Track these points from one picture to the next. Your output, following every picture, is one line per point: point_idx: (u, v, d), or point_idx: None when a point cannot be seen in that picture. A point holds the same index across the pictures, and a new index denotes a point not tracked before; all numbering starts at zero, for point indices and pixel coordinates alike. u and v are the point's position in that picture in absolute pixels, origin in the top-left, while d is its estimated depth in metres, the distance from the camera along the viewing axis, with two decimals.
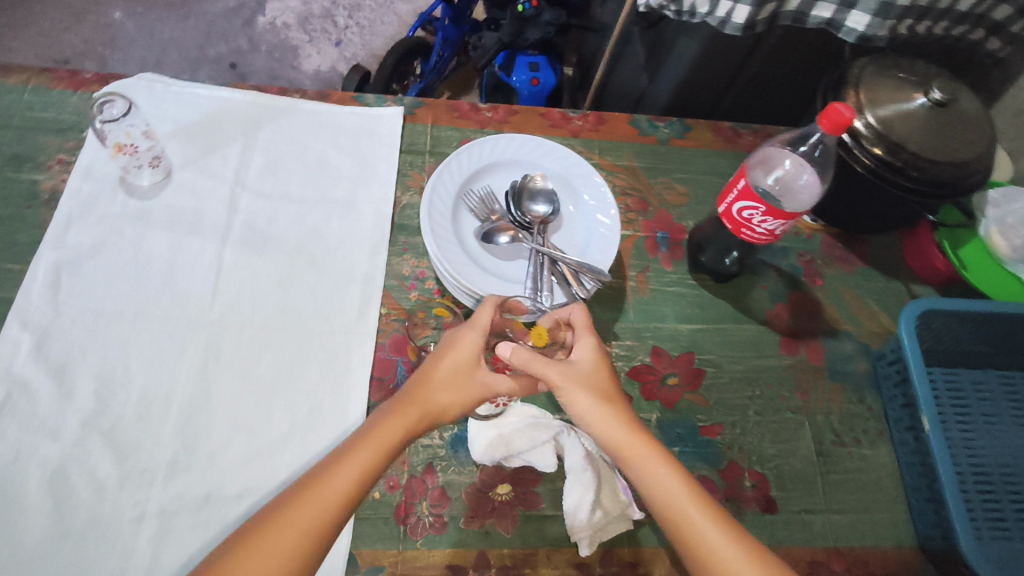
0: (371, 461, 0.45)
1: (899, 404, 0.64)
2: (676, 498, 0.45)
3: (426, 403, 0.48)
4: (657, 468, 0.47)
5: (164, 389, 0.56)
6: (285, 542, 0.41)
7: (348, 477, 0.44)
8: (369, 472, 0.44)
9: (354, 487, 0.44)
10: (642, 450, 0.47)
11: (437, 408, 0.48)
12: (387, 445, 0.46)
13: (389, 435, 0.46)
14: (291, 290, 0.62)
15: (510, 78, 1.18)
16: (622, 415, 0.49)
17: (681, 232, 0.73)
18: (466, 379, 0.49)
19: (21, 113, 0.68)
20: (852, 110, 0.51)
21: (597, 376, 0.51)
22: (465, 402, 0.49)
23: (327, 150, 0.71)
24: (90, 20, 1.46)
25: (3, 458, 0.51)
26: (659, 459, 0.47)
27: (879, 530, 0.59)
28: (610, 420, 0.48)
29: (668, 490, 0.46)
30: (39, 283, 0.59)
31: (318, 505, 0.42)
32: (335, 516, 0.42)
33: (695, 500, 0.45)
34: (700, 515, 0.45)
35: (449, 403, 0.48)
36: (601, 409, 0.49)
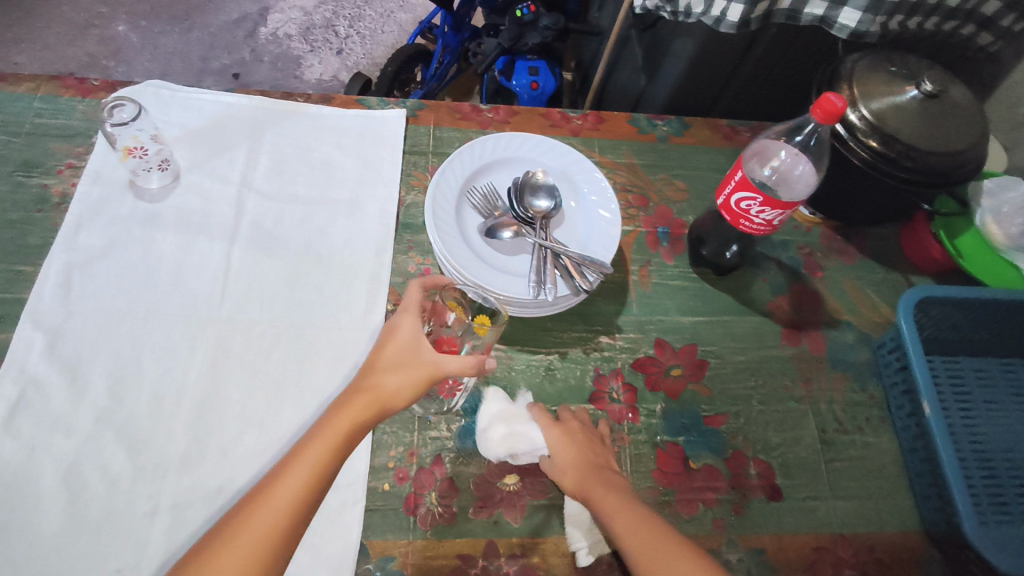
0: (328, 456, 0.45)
1: (900, 392, 0.65)
2: (626, 522, 0.48)
3: (375, 389, 0.48)
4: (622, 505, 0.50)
5: (175, 386, 0.56)
6: (248, 542, 0.42)
7: (300, 475, 0.45)
8: (323, 466, 0.45)
9: (309, 485, 0.44)
10: (595, 483, 0.53)
11: (387, 393, 0.48)
12: (340, 438, 0.46)
13: (340, 429, 0.46)
14: (298, 288, 0.63)
15: (511, 82, 1.21)
16: (581, 457, 0.55)
17: (681, 227, 0.74)
18: (410, 361, 0.49)
19: (32, 120, 0.70)
20: (844, 99, 0.52)
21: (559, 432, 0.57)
22: (411, 383, 0.48)
23: (331, 152, 0.72)
24: (95, 34, 1.48)
25: (17, 454, 0.52)
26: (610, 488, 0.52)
27: (884, 516, 0.60)
28: (570, 461, 0.55)
29: (620, 513, 0.50)
30: (51, 284, 0.60)
31: (274, 507, 0.43)
32: (299, 516, 0.44)
33: (644, 523, 0.48)
34: (646, 537, 0.47)
35: (397, 387, 0.48)
36: (563, 454, 0.55)
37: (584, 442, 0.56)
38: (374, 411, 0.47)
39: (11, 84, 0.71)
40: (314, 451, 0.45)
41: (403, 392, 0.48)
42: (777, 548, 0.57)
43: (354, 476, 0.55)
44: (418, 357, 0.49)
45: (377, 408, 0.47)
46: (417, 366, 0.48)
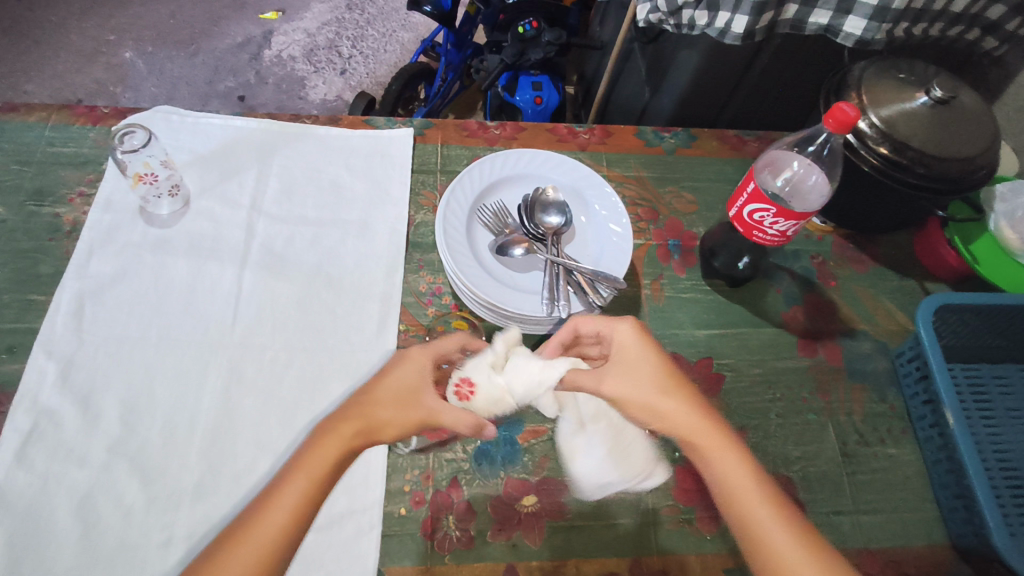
0: (308, 489, 0.44)
1: (922, 402, 0.64)
2: (744, 490, 0.45)
3: (366, 418, 0.47)
4: (729, 459, 0.47)
5: (187, 413, 0.56)
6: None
7: (287, 505, 0.44)
8: (309, 496, 0.44)
9: (293, 517, 0.43)
10: (715, 437, 0.47)
11: (376, 424, 0.47)
12: (322, 470, 0.45)
13: (325, 460, 0.45)
14: (309, 310, 0.63)
15: (514, 98, 1.21)
16: (696, 406, 0.49)
17: (692, 239, 0.74)
18: (410, 400, 0.48)
19: (42, 149, 0.70)
20: (857, 109, 0.52)
21: (639, 377, 0.49)
22: (405, 426, 0.47)
23: (340, 174, 0.72)
24: (102, 61, 1.50)
25: (31, 486, 0.52)
26: (730, 446, 0.47)
27: (910, 530, 0.59)
28: (680, 408, 0.48)
29: (733, 476, 0.46)
30: (64, 313, 0.60)
31: (255, 543, 0.42)
32: (282, 550, 0.43)
33: (760, 490, 0.45)
34: (766, 513, 0.44)
35: (392, 424, 0.47)
36: (662, 399, 0.48)
37: (680, 380, 0.50)
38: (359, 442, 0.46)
39: (22, 114, 0.72)
40: (295, 484, 0.44)
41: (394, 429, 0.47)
42: None
43: (370, 502, 0.54)
44: (419, 398, 0.48)
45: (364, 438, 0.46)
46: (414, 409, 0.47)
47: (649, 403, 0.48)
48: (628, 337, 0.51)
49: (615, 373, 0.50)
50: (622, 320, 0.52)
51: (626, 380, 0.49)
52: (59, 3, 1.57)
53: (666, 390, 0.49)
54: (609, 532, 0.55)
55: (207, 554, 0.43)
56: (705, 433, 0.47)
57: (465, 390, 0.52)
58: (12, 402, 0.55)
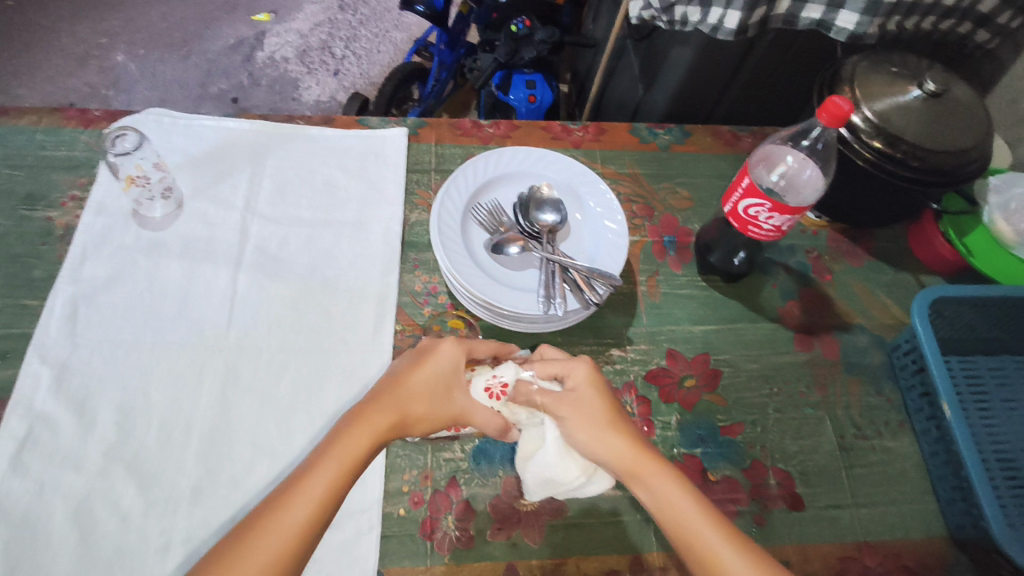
0: (340, 473, 0.45)
1: (918, 394, 0.64)
2: (690, 520, 0.46)
3: (400, 410, 0.48)
4: (671, 489, 0.47)
5: (184, 416, 0.56)
6: (261, 558, 0.41)
7: (317, 491, 0.44)
8: (340, 483, 0.45)
9: (324, 503, 0.44)
10: (653, 469, 0.48)
11: (408, 417, 0.48)
12: (357, 456, 0.46)
13: (359, 448, 0.46)
14: (305, 312, 0.62)
15: (508, 96, 1.20)
16: (634, 440, 0.49)
17: (688, 235, 0.73)
18: (444, 394, 0.49)
19: (33, 153, 0.70)
20: (850, 103, 0.52)
21: (591, 406, 0.49)
22: (439, 421, 0.48)
23: (334, 174, 0.72)
24: (94, 65, 1.49)
25: (27, 492, 0.51)
26: (666, 474, 0.48)
27: (909, 522, 0.59)
28: (625, 445, 0.49)
29: (677, 505, 0.47)
30: (57, 317, 0.59)
31: (285, 525, 0.42)
32: (311, 533, 0.43)
33: (707, 518, 0.46)
34: (714, 535, 0.46)
35: (427, 420, 0.48)
36: (611, 434, 0.49)
37: (620, 416, 0.50)
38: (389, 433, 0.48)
39: (11, 118, 0.71)
40: (326, 469, 0.45)
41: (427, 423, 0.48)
42: (801, 560, 0.56)
43: (368, 503, 0.54)
44: (453, 392, 0.49)
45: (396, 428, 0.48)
46: (449, 403, 0.49)
47: (588, 441, 0.48)
48: (577, 377, 0.51)
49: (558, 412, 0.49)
50: (578, 362, 0.51)
51: (569, 417, 0.49)
52: (49, 6, 1.56)
53: (599, 426, 0.49)
54: (608, 529, 0.55)
55: (236, 532, 0.43)
56: (642, 465, 0.48)
57: (497, 389, 0.49)
58: (6, 408, 0.55)
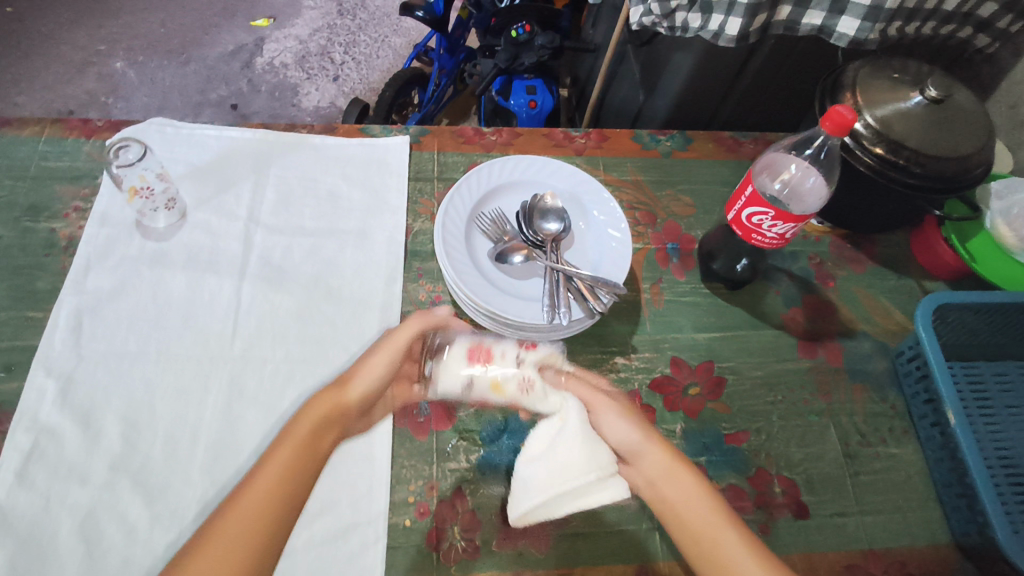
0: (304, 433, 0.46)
1: (922, 401, 0.64)
2: (713, 520, 0.47)
3: (337, 397, 0.49)
4: (701, 494, 0.48)
5: (189, 428, 0.56)
6: (235, 535, 0.40)
7: (273, 470, 0.44)
8: (296, 457, 0.45)
9: (282, 476, 0.44)
10: (685, 474, 0.49)
11: (344, 398, 0.49)
12: (318, 420, 0.48)
13: (320, 410, 0.48)
14: (309, 322, 0.62)
15: (508, 102, 1.20)
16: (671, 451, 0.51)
17: (691, 242, 0.74)
18: (372, 355, 0.52)
19: (36, 164, 0.70)
20: (854, 111, 0.52)
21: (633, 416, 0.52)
22: (370, 373, 0.51)
23: (337, 183, 0.72)
24: (93, 71, 1.49)
25: (33, 506, 0.51)
26: (700, 483, 0.49)
27: (913, 529, 0.59)
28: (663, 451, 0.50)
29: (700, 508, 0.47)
30: (61, 329, 0.59)
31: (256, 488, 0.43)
32: (295, 490, 0.43)
33: (728, 520, 0.47)
34: (733, 539, 0.46)
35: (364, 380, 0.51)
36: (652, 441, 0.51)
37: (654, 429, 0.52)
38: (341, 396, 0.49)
39: (14, 128, 0.71)
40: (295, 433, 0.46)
41: (365, 381, 0.51)
42: (806, 568, 0.56)
43: (374, 513, 0.54)
44: (381, 350, 0.52)
45: (342, 390, 0.50)
46: (381, 359, 0.52)
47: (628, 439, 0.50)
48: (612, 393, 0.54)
49: (603, 412, 0.51)
50: (618, 392, 0.56)
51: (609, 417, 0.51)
52: (48, 13, 1.56)
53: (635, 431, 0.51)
54: (614, 538, 0.55)
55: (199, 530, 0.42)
56: (679, 472, 0.49)
57: (526, 348, 0.50)
58: (11, 421, 0.55)
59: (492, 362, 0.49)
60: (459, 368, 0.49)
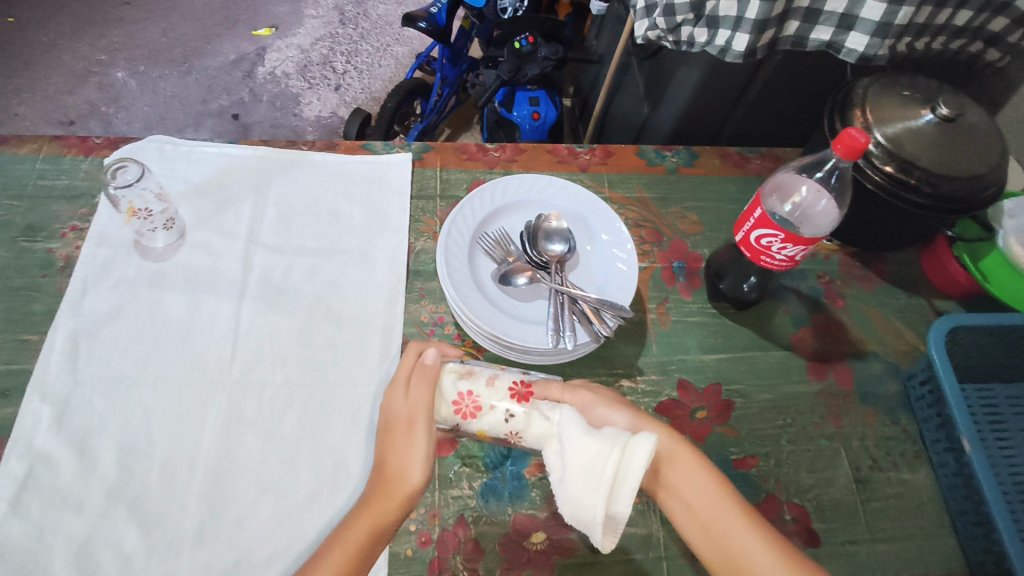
0: (367, 532, 0.45)
1: (935, 425, 0.63)
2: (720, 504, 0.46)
3: (391, 489, 0.46)
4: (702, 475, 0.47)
5: (187, 455, 0.55)
6: None
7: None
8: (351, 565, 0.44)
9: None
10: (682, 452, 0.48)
11: (397, 488, 0.46)
12: (383, 519, 0.46)
13: (383, 508, 0.46)
14: (310, 344, 0.61)
15: (512, 113, 1.19)
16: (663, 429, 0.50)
17: (697, 261, 0.72)
18: (408, 431, 0.48)
19: (33, 182, 0.69)
20: (867, 135, 0.51)
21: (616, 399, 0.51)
22: (418, 454, 0.47)
23: (338, 201, 0.71)
24: (94, 81, 1.48)
25: (27, 536, 0.50)
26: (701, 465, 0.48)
27: (926, 558, 0.58)
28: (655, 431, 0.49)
29: (709, 498, 0.46)
30: (57, 353, 0.58)
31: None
32: None
33: (730, 498, 0.46)
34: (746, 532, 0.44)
35: (407, 465, 0.47)
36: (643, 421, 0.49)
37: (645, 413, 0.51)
38: (396, 488, 0.46)
39: (12, 146, 0.70)
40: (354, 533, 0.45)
41: (413, 464, 0.47)
42: None
43: None
44: (415, 428, 0.47)
45: (394, 481, 0.47)
46: (420, 440, 0.47)
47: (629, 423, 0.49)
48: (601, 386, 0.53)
49: (590, 407, 0.49)
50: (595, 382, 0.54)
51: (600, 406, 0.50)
52: (49, 23, 1.55)
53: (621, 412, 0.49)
54: (620, 568, 0.54)
55: None
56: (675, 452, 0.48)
57: (521, 391, 0.47)
58: (5, 448, 0.54)
59: (479, 415, 0.46)
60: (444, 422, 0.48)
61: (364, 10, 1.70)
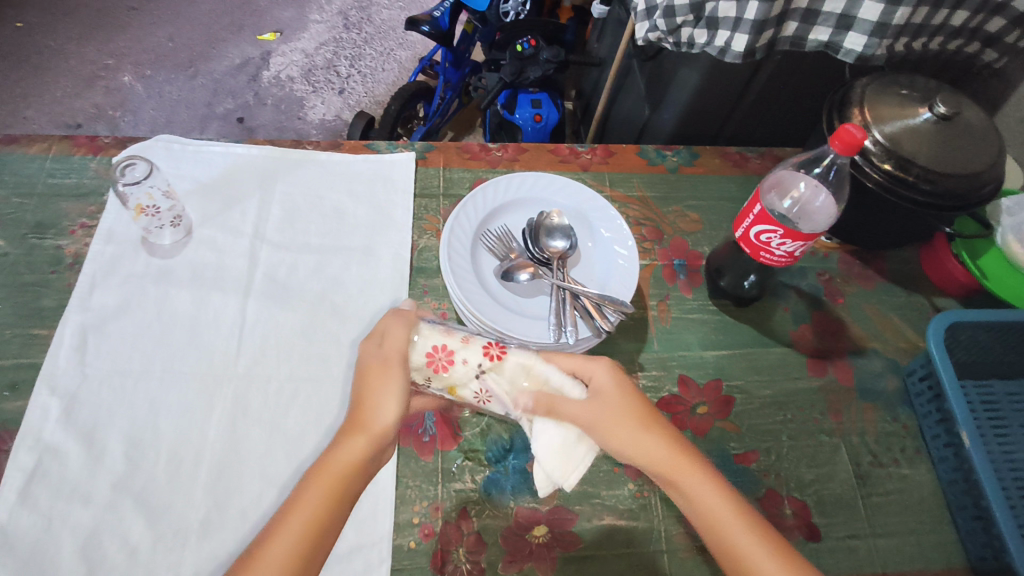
0: (344, 475, 0.44)
1: (935, 420, 0.63)
2: (722, 513, 0.44)
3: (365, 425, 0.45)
4: (703, 486, 0.45)
5: (193, 447, 0.55)
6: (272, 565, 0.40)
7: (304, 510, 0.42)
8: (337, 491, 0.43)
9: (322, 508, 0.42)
10: (688, 467, 0.46)
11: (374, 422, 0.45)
12: (357, 459, 0.44)
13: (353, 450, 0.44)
14: (314, 339, 0.62)
15: (514, 115, 1.20)
16: (670, 443, 0.47)
17: (698, 259, 0.73)
18: (381, 375, 0.46)
19: (43, 181, 0.70)
20: (864, 131, 0.52)
21: (627, 410, 0.47)
22: (391, 394, 0.46)
23: (343, 200, 0.72)
24: (101, 85, 1.50)
25: (36, 527, 0.51)
26: (706, 477, 0.46)
27: (927, 552, 0.58)
28: (657, 441, 0.47)
29: (712, 510, 0.44)
30: (66, 347, 0.59)
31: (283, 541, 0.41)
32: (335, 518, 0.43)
33: (738, 514, 0.44)
34: (745, 537, 0.43)
35: (379, 408, 0.45)
36: (645, 436, 0.46)
37: (655, 415, 0.48)
38: (370, 427, 0.45)
39: (22, 146, 0.72)
40: (324, 476, 0.43)
41: (387, 405, 0.46)
42: None
43: (379, 535, 0.53)
44: (390, 371, 0.46)
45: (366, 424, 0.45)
46: (394, 377, 0.46)
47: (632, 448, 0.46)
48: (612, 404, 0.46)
49: (599, 424, 0.45)
50: (597, 362, 0.48)
51: (617, 428, 0.46)
52: (57, 27, 1.57)
53: (624, 428, 0.46)
54: (622, 562, 0.54)
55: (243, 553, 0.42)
56: (679, 466, 0.46)
57: (496, 350, 0.46)
58: (15, 440, 0.54)
59: (451, 370, 0.46)
60: (417, 373, 0.47)
61: (368, 15, 1.71)
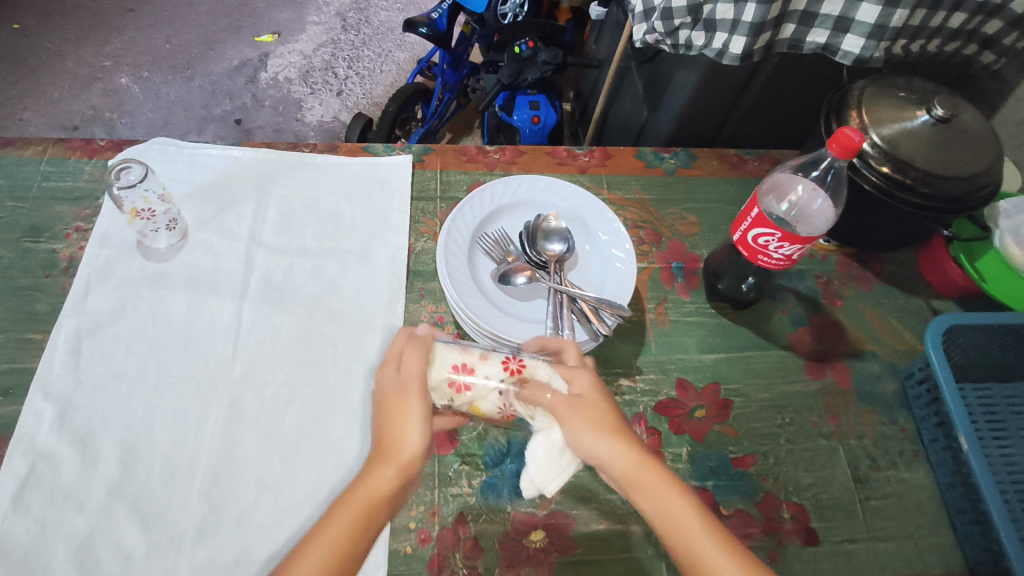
0: (370, 501, 0.43)
1: (933, 424, 0.63)
2: (686, 519, 0.43)
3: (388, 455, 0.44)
4: (667, 493, 0.44)
5: (189, 453, 0.55)
6: None
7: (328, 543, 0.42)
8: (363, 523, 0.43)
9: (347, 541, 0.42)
10: (652, 472, 0.45)
11: (397, 451, 0.44)
12: (385, 484, 0.44)
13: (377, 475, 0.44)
14: (311, 343, 0.62)
15: (512, 117, 1.20)
16: (635, 447, 0.45)
17: (695, 261, 0.73)
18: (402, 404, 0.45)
19: (38, 184, 0.69)
20: (861, 133, 0.51)
21: (599, 411, 0.46)
22: (415, 424, 0.45)
23: (339, 203, 0.71)
24: (98, 87, 1.50)
25: (29, 533, 0.50)
26: (669, 483, 0.45)
27: (925, 556, 0.58)
28: (621, 448, 0.45)
29: (679, 521, 0.43)
30: (61, 351, 0.59)
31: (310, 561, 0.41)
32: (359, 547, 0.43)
33: (702, 519, 0.44)
34: (711, 546, 0.43)
35: (402, 434, 0.44)
36: (611, 440, 0.45)
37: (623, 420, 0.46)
38: (395, 457, 0.44)
39: (17, 148, 0.71)
40: (350, 507, 0.43)
41: (410, 433, 0.44)
42: None
43: (375, 540, 0.53)
44: (410, 398, 0.45)
45: (391, 450, 0.44)
46: (415, 405, 0.45)
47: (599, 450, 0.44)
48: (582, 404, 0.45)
49: (571, 422, 0.44)
50: (579, 370, 0.48)
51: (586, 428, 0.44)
52: (55, 29, 1.57)
53: (590, 431, 0.44)
54: (620, 565, 0.54)
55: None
56: (641, 471, 0.45)
57: (514, 366, 0.45)
58: (9, 445, 0.54)
59: (473, 391, 0.45)
60: (439, 394, 0.46)
61: (366, 16, 1.71)
